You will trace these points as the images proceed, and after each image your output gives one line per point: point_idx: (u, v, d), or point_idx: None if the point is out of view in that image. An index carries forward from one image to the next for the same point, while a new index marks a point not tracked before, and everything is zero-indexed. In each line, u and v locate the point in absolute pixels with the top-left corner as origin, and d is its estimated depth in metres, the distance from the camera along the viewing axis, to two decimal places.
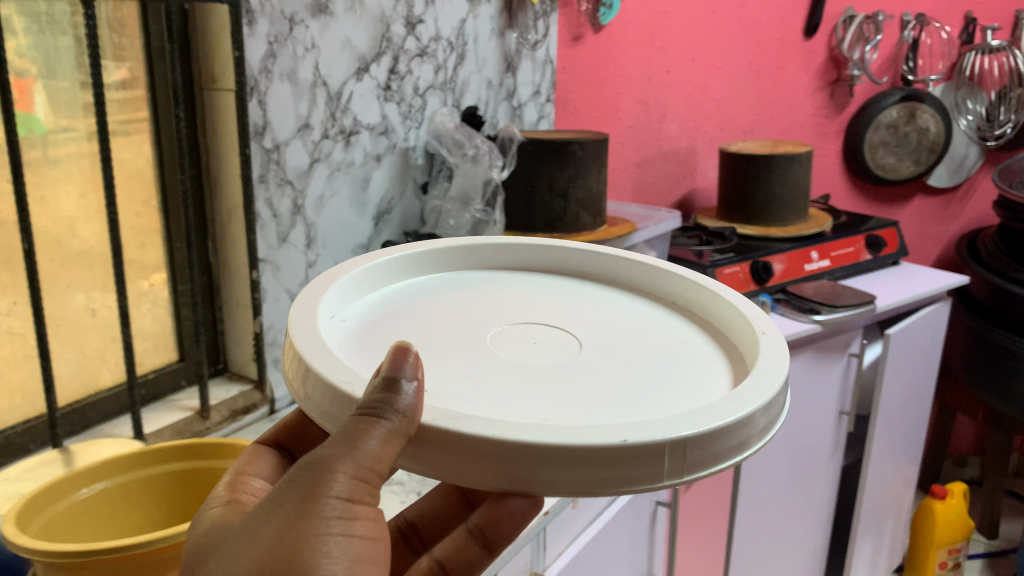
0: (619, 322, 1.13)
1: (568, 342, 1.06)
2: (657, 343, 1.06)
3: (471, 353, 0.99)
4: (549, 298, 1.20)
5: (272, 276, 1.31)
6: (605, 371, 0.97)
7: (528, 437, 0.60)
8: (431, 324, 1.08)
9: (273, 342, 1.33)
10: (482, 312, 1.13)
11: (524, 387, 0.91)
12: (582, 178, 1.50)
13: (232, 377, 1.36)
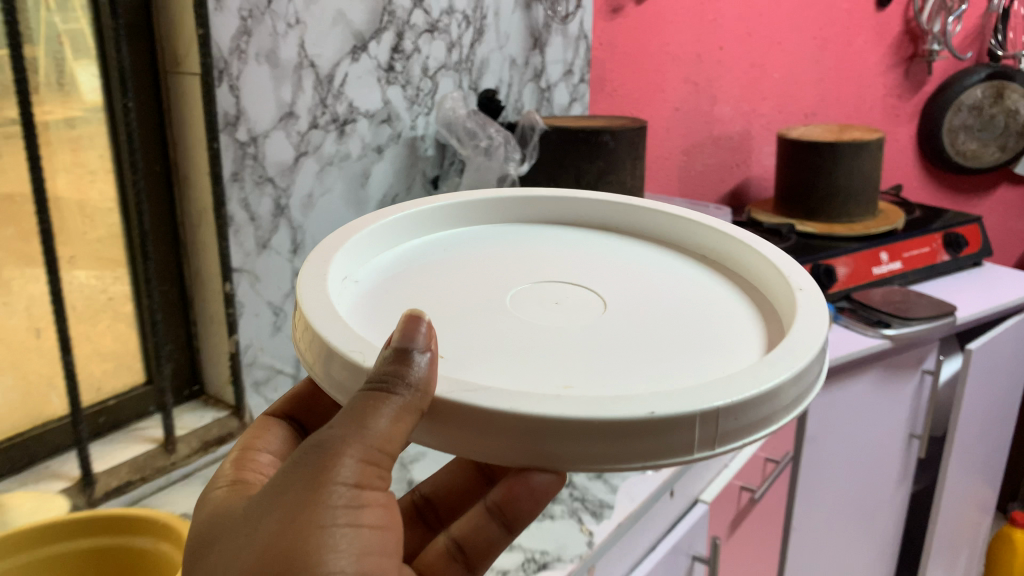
0: (647, 280, 0.94)
1: (598, 305, 0.87)
2: (695, 306, 0.88)
3: (490, 313, 0.83)
4: (571, 253, 1.00)
5: (250, 287, 1.14)
6: (635, 340, 0.79)
7: (553, 410, 0.58)
8: (443, 286, 0.89)
9: (253, 362, 1.17)
10: (493, 269, 0.94)
11: (548, 340, 0.78)
12: (614, 173, 1.29)
13: (208, 403, 1.19)
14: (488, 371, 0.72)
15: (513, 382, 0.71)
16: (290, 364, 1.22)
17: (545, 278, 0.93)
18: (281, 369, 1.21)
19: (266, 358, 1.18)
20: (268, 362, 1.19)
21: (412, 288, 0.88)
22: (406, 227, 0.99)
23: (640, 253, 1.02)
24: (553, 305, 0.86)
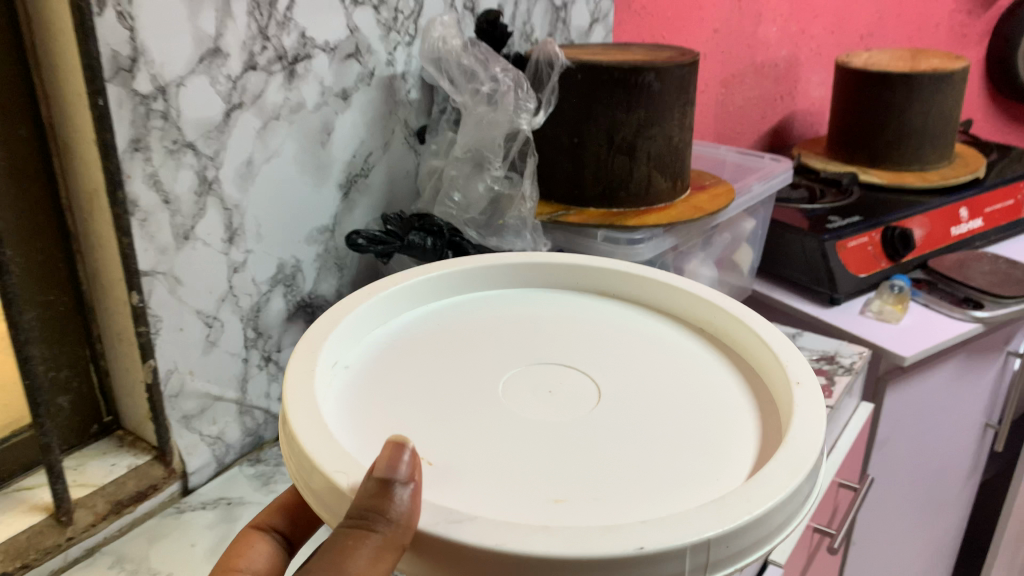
0: (628, 356, 0.78)
1: (593, 394, 0.71)
2: (684, 397, 0.71)
3: (465, 395, 0.70)
4: (549, 321, 0.84)
5: (168, 294, 0.83)
6: (614, 447, 0.64)
7: (525, 548, 0.49)
8: (415, 373, 0.74)
9: (179, 392, 0.87)
10: (462, 357, 0.76)
11: (507, 441, 0.64)
12: (658, 125, 0.96)
13: (123, 443, 0.90)
14: (464, 498, 0.58)
15: (492, 506, 0.57)
16: (231, 386, 0.93)
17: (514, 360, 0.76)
18: (219, 395, 0.92)
19: (197, 383, 0.89)
20: (201, 388, 0.89)
21: (398, 369, 0.74)
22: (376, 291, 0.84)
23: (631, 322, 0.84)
24: (536, 386, 0.72)
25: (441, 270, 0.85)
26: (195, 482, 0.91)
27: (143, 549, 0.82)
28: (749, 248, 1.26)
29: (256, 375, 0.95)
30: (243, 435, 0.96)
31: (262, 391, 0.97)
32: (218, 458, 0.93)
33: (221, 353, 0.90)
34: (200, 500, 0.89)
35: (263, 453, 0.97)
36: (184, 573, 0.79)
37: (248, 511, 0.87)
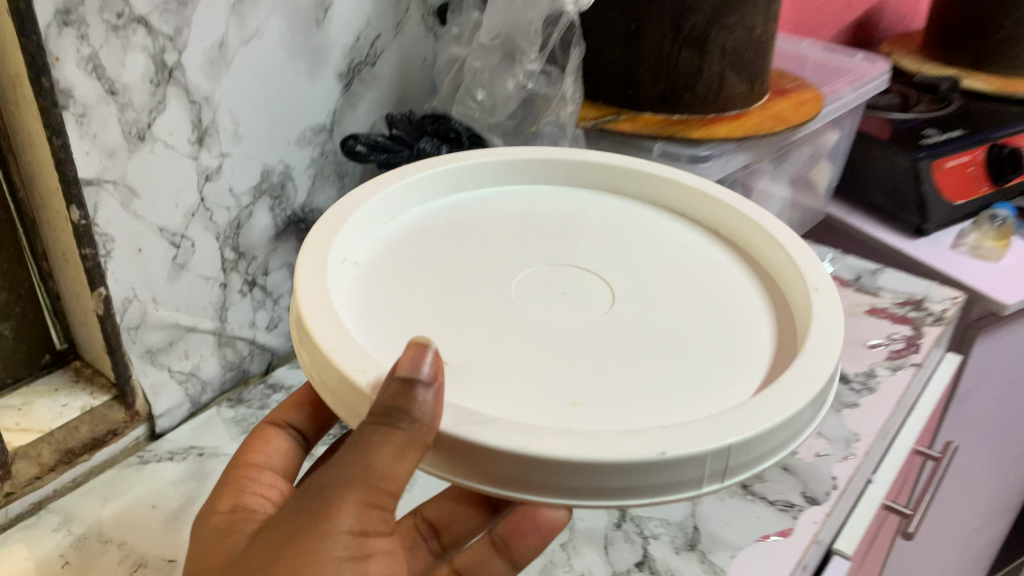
0: (639, 252, 0.65)
1: (601, 288, 0.59)
2: (697, 303, 0.59)
3: (474, 269, 0.60)
4: (553, 210, 0.70)
5: (121, 208, 0.68)
6: (618, 357, 0.52)
7: (533, 446, 0.42)
8: (436, 259, 0.61)
9: (140, 322, 0.73)
10: (451, 245, 0.63)
11: (533, 338, 0.53)
12: (738, 10, 0.76)
13: (79, 378, 0.76)
14: (472, 385, 0.49)
15: (495, 390, 0.49)
16: (206, 315, 0.78)
17: (528, 245, 0.64)
18: (191, 326, 0.77)
19: (162, 313, 0.74)
20: (168, 319, 0.75)
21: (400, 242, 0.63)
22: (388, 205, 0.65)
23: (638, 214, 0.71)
24: (540, 266, 0.62)
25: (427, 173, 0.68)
26: (164, 426, 0.78)
27: (95, 509, 0.70)
28: (828, 165, 1.07)
29: (237, 302, 0.81)
30: (223, 370, 0.82)
31: (246, 320, 0.83)
32: (193, 398, 0.80)
33: (191, 277, 0.75)
34: (168, 449, 0.76)
35: (246, 391, 0.83)
36: (140, 543, 0.67)
37: (222, 466, 0.74)
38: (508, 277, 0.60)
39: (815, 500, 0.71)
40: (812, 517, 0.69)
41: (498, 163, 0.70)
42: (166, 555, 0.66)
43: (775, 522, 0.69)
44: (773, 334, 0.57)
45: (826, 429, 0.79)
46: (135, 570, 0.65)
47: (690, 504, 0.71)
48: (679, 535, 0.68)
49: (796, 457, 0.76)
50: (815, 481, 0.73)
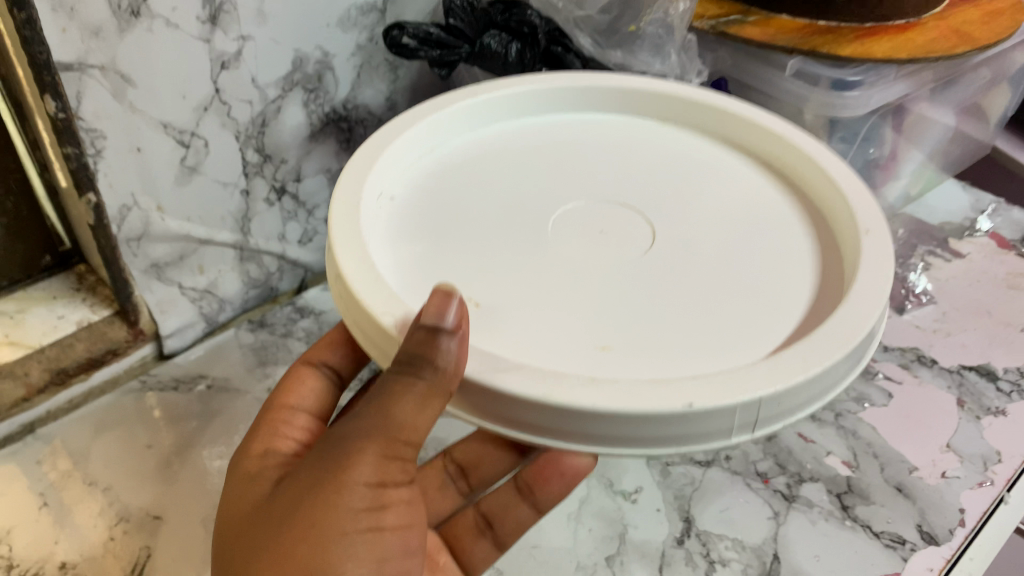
0: (689, 200, 0.50)
1: (635, 225, 0.47)
2: (733, 276, 0.44)
3: (495, 184, 0.50)
4: (579, 141, 0.55)
5: (112, 100, 0.54)
6: (648, 301, 0.42)
7: (554, 390, 0.34)
8: (477, 190, 0.49)
9: (142, 232, 0.62)
10: (472, 173, 0.51)
11: (562, 281, 0.43)
12: None
13: (81, 287, 0.68)
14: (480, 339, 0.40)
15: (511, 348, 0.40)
16: (224, 227, 0.67)
17: (559, 174, 0.51)
18: (206, 238, 0.66)
19: (169, 224, 0.63)
20: (176, 231, 0.64)
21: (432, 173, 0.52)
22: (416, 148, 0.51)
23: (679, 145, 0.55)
24: (577, 195, 0.49)
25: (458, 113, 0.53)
26: (173, 347, 0.69)
27: (85, 442, 0.62)
28: (1009, 89, 0.86)
29: (262, 211, 0.69)
30: (245, 288, 0.72)
31: (273, 233, 0.72)
32: (207, 317, 0.71)
33: (204, 182, 0.63)
34: (173, 376, 0.68)
35: (270, 313, 0.74)
36: (126, 491, 0.59)
37: (231, 406, 0.65)
38: (557, 202, 0.49)
39: (933, 540, 0.57)
40: (927, 562, 0.55)
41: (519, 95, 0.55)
42: (152, 510, 0.58)
43: (880, 563, 0.55)
44: (814, 277, 0.44)
45: (958, 441, 0.63)
46: (115, 525, 0.57)
47: (773, 524, 0.58)
48: (753, 565, 0.55)
49: (914, 476, 0.61)
50: (935, 511, 0.59)
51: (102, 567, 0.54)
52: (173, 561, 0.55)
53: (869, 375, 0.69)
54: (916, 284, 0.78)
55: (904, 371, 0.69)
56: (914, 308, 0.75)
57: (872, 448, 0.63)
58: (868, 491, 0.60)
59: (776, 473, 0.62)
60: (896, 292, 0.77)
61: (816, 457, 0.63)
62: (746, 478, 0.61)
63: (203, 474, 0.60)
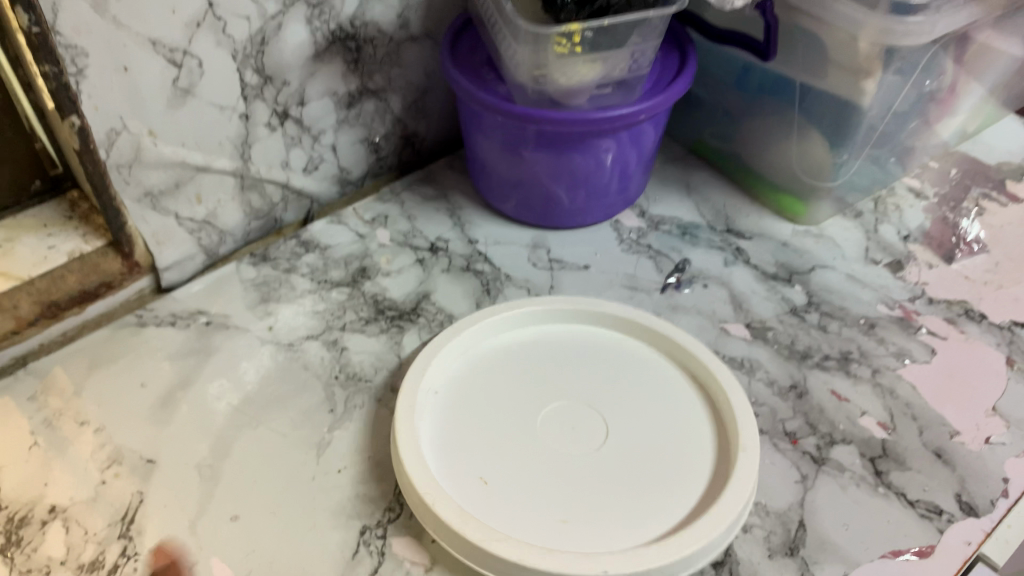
0: (624, 404, 0.58)
1: (596, 421, 0.57)
2: (648, 473, 0.53)
3: (516, 393, 0.59)
4: (558, 345, 0.63)
5: (94, 13, 0.49)
6: (600, 489, 0.52)
7: (523, 556, 0.46)
8: (498, 388, 0.59)
9: (133, 159, 0.58)
10: (498, 374, 0.60)
11: (538, 464, 0.53)
12: None
13: (73, 216, 0.64)
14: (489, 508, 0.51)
15: (495, 517, 0.50)
16: (223, 154, 0.63)
17: (538, 380, 0.60)
18: (203, 166, 0.62)
19: (162, 150, 0.59)
20: (170, 158, 0.60)
21: (473, 363, 0.61)
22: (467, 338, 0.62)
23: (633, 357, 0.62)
24: (551, 396, 0.59)
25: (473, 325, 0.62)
26: (171, 280, 0.66)
27: (78, 379, 0.59)
28: None
29: (263, 137, 0.65)
30: (247, 219, 0.69)
31: (276, 160, 0.67)
32: (207, 250, 0.67)
33: (199, 104, 0.59)
34: (171, 312, 0.64)
35: (274, 246, 0.70)
36: (119, 431, 0.56)
37: (230, 344, 0.62)
38: (544, 401, 0.58)
39: (972, 511, 0.53)
40: (965, 535, 0.52)
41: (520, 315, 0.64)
42: (146, 454, 0.55)
43: (913, 534, 0.52)
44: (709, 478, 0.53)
45: (1004, 405, 0.59)
46: (108, 468, 0.54)
47: (799, 488, 0.54)
48: (776, 532, 0.52)
49: (955, 441, 0.57)
50: (975, 480, 0.55)
51: (93, 512, 0.52)
52: (166, 508, 0.52)
53: (911, 330, 0.65)
54: (967, 231, 0.74)
55: (950, 326, 0.65)
56: (965, 257, 0.71)
57: (910, 409, 0.59)
58: (903, 456, 0.56)
59: (806, 433, 0.58)
60: (944, 238, 0.73)
61: (849, 417, 0.59)
62: (773, 438, 0.57)
63: (199, 415, 0.57)
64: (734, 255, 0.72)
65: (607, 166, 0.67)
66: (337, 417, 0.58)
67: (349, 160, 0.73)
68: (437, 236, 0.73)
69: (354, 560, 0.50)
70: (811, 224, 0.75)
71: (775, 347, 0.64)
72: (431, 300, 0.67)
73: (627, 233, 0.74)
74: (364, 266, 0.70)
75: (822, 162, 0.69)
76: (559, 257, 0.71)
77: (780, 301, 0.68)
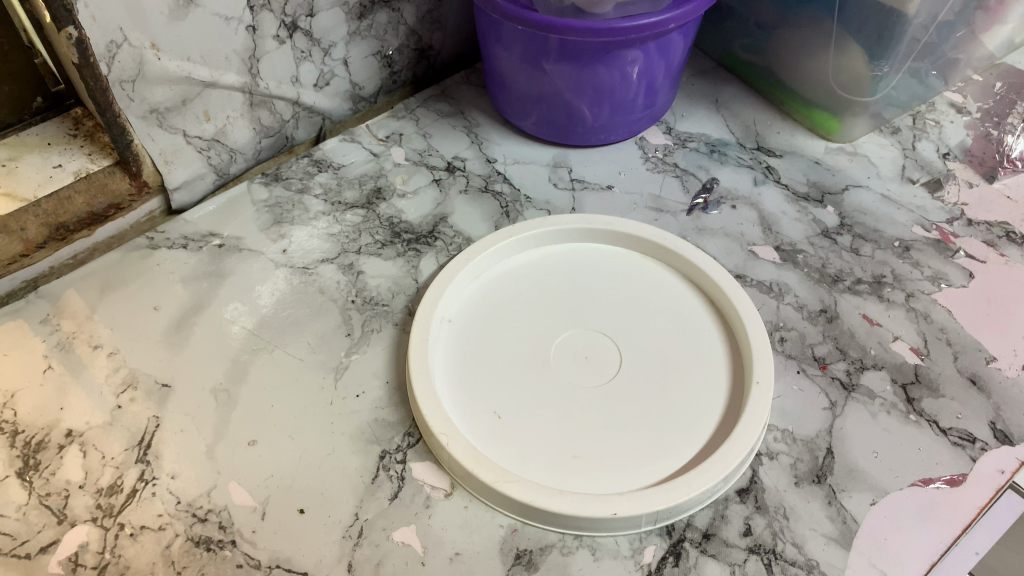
0: (639, 329, 0.57)
1: (611, 349, 0.55)
2: (663, 401, 0.52)
3: (530, 316, 0.58)
4: (572, 269, 0.61)
5: None
6: (614, 419, 0.51)
7: (536, 499, 0.46)
8: (513, 313, 0.58)
9: (136, 73, 0.55)
10: (512, 298, 0.59)
11: (551, 395, 0.52)
12: None
13: (77, 134, 0.61)
14: (502, 441, 0.50)
15: (508, 448, 0.50)
16: (230, 69, 0.60)
17: (553, 305, 0.58)
18: (210, 81, 0.59)
19: (167, 64, 0.56)
20: (175, 72, 0.57)
21: (486, 286, 0.60)
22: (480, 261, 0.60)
23: (649, 281, 0.60)
24: (566, 322, 0.57)
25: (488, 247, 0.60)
26: (182, 201, 0.65)
27: (90, 302, 0.58)
28: None
29: (272, 51, 0.62)
30: (258, 137, 0.66)
31: (285, 75, 0.64)
32: (217, 169, 0.65)
33: (202, 16, 0.56)
34: (183, 234, 0.63)
35: (286, 166, 0.68)
36: (133, 355, 0.55)
37: (243, 266, 0.61)
38: (558, 328, 0.57)
39: (1007, 440, 0.52)
40: (998, 464, 0.51)
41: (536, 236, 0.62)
42: (160, 378, 0.54)
43: (945, 463, 0.51)
44: (722, 407, 0.52)
45: None
46: (123, 393, 0.53)
47: (828, 415, 0.53)
48: (804, 460, 0.51)
49: (991, 367, 0.55)
50: (1012, 407, 0.53)
51: (110, 437, 0.51)
52: (182, 433, 0.52)
53: (948, 253, 0.63)
54: (1012, 147, 0.70)
55: (989, 249, 0.63)
56: (1007, 176, 0.68)
57: (945, 335, 0.57)
58: (937, 383, 0.54)
59: (836, 358, 0.56)
60: (986, 156, 0.70)
61: (881, 342, 0.57)
62: (802, 364, 0.56)
63: (214, 339, 0.56)
64: (764, 174, 0.69)
65: (633, 80, 0.64)
66: (354, 342, 0.57)
67: (361, 75, 0.70)
68: (455, 155, 0.71)
69: (374, 485, 0.49)
70: (845, 142, 0.72)
71: (805, 271, 0.61)
72: (449, 222, 0.65)
73: (653, 152, 0.71)
74: (379, 186, 0.68)
75: (860, 75, 0.66)
76: (581, 177, 0.69)
77: (811, 222, 0.65)
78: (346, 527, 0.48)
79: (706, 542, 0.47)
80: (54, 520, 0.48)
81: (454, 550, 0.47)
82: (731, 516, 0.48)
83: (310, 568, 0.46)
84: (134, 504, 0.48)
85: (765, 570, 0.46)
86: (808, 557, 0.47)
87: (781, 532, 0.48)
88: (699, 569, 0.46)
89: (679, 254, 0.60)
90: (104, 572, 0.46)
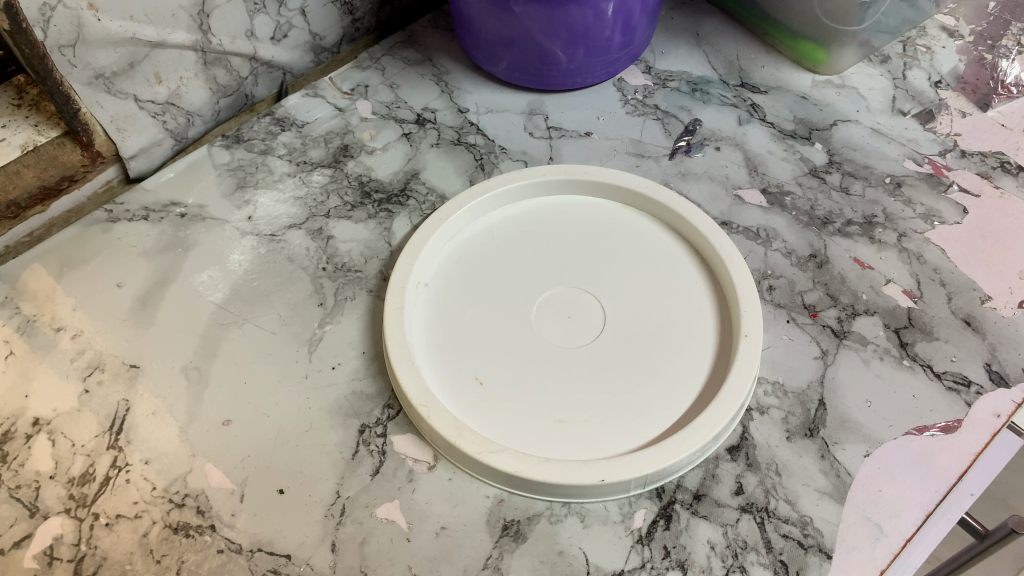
0: (624, 286, 0.54)
1: (595, 307, 0.53)
2: (650, 360, 0.50)
3: (509, 276, 0.55)
4: (551, 223, 0.59)
5: None
6: (598, 382, 0.49)
7: (522, 468, 0.44)
8: (493, 273, 0.56)
9: (78, 37, 0.51)
10: (490, 257, 0.57)
11: (534, 358, 0.51)
12: None
13: (21, 103, 0.57)
14: (484, 410, 0.48)
15: (491, 418, 0.48)
16: (178, 26, 0.56)
17: (534, 263, 0.56)
18: (158, 41, 0.56)
19: (108, 25, 0.52)
20: (118, 34, 0.53)
21: (462, 247, 0.57)
22: (456, 220, 0.57)
23: (631, 233, 0.58)
24: (548, 280, 0.55)
25: (464, 202, 0.58)
26: (140, 169, 0.62)
27: (51, 282, 0.55)
28: None
29: (222, 5, 0.58)
30: (215, 98, 0.63)
31: (239, 30, 0.60)
32: (175, 133, 0.62)
33: None
34: (144, 204, 0.60)
35: (247, 126, 0.65)
36: (100, 335, 0.53)
37: (208, 236, 0.58)
38: (540, 287, 0.55)
39: (1003, 382, 0.50)
40: (993, 408, 0.49)
41: (513, 190, 0.59)
42: (129, 359, 0.52)
43: (940, 409, 0.49)
44: (710, 362, 0.50)
45: None
46: (90, 375, 0.51)
47: (820, 365, 0.51)
48: (796, 413, 0.49)
49: (986, 307, 0.54)
50: (1008, 347, 0.52)
51: (79, 423, 0.49)
52: (154, 416, 0.50)
53: (941, 188, 0.60)
54: (1007, 72, 0.67)
55: (983, 182, 0.61)
56: (1002, 103, 0.66)
57: (938, 275, 0.55)
58: (930, 326, 0.53)
59: (827, 305, 0.54)
60: (981, 82, 0.67)
61: (873, 286, 0.55)
62: (791, 313, 0.54)
63: (181, 315, 0.54)
64: (749, 112, 0.66)
65: (608, 18, 0.60)
66: (327, 312, 0.54)
67: (321, 24, 0.67)
68: (424, 106, 0.67)
69: (354, 460, 0.48)
70: (832, 74, 0.69)
71: (794, 214, 0.59)
72: (421, 179, 0.62)
73: (632, 93, 0.68)
74: (346, 143, 0.65)
75: (847, 4, 0.62)
76: (558, 123, 0.66)
77: (798, 161, 0.63)
78: (328, 506, 0.46)
79: (697, 503, 0.46)
80: (27, 513, 0.46)
81: (440, 524, 0.45)
82: (722, 475, 0.47)
83: (293, 549, 0.45)
84: (108, 492, 0.47)
85: (758, 529, 0.45)
86: (802, 514, 0.45)
87: (774, 489, 0.46)
88: (690, 532, 0.45)
89: (662, 203, 0.57)
90: (81, 565, 0.44)
